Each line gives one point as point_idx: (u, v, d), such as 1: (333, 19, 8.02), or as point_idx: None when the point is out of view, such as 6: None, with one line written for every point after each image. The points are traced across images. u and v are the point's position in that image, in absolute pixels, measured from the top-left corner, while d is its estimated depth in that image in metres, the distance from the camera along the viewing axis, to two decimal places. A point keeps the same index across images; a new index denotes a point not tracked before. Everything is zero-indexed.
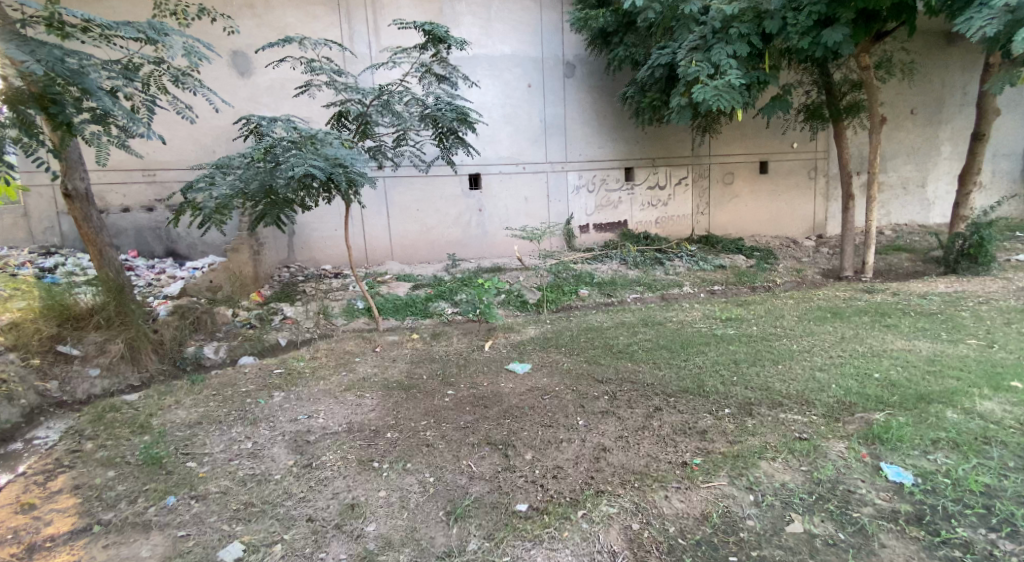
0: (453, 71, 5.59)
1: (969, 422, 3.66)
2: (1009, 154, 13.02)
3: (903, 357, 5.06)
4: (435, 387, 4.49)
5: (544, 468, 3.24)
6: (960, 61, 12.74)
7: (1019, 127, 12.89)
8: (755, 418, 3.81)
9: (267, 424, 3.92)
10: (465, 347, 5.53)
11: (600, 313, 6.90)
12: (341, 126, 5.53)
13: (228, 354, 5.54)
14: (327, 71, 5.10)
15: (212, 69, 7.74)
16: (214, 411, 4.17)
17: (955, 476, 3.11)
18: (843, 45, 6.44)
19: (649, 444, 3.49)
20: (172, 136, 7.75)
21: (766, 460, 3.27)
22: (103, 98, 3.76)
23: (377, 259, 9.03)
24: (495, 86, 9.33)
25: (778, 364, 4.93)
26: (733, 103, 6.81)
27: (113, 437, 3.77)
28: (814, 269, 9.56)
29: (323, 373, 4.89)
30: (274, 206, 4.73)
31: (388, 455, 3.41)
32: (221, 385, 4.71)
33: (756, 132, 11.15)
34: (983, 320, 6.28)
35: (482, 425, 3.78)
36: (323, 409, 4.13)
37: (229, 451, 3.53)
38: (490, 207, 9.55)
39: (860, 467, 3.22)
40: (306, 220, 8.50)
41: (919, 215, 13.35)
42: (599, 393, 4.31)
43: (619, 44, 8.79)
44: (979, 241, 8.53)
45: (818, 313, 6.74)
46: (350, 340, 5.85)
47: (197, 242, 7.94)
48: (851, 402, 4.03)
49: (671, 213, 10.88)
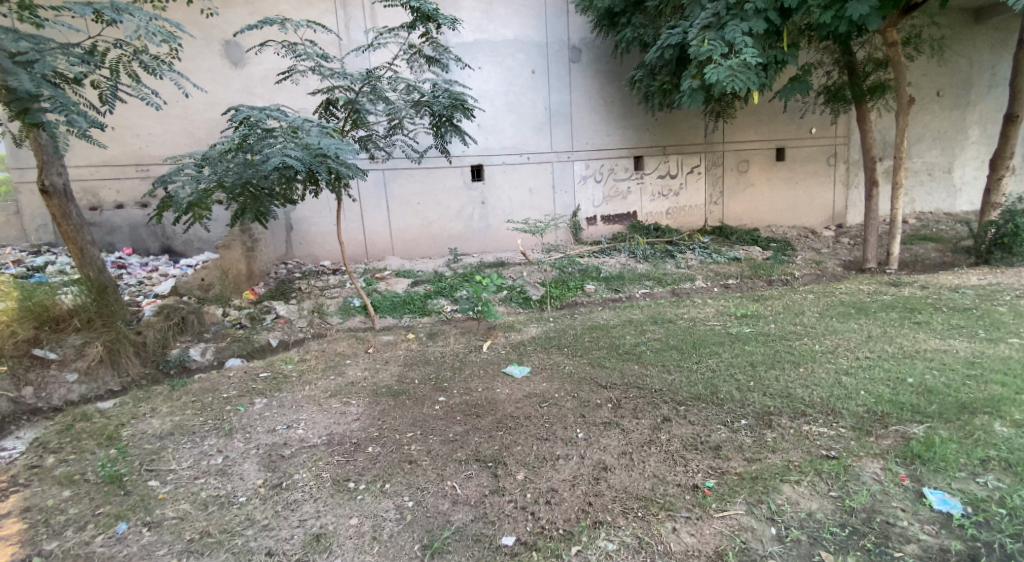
0: (444, 52, 5.23)
1: (1021, 438, 3.29)
2: None
3: (938, 359, 4.64)
4: (426, 393, 4.16)
5: (537, 492, 2.90)
6: (990, 39, 12.06)
7: None
8: (775, 431, 3.46)
9: (242, 435, 3.61)
10: (462, 348, 5.20)
11: (607, 310, 6.51)
12: (330, 115, 5.21)
13: (215, 356, 5.26)
14: (311, 55, 4.77)
15: (205, 60, 7.51)
16: (188, 420, 3.85)
17: (1012, 505, 2.73)
18: (870, 18, 6.01)
19: (657, 462, 3.13)
20: (166, 129, 7.50)
21: (790, 484, 2.91)
22: (22, 78, 3.34)
23: (376, 255, 8.75)
24: (497, 72, 8.97)
25: (800, 367, 4.53)
26: (748, 84, 6.35)
27: (77, 450, 3.50)
28: (834, 261, 9.08)
29: (309, 377, 4.56)
30: (252, 199, 4.38)
31: (366, 473, 3.10)
32: (200, 390, 4.38)
33: (772, 117, 10.64)
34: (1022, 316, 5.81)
35: (472, 438, 3.45)
36: (304, 418, 3.81)
37: (196, 468, 3.24)
38: (493, 199, 9.19)
39: (899, 493, 2.85)
40: (303, 215, 8.22)
41: (946, 203, 12.71)
42: (602, 401, 3.96)
43: (626, 25, 8.35)
44: (1014, 230, 7.99)
45: (841, 309, 6.30)
46: (342, 340, 5.55)
47: (192, 238, 7.69)
48: (883, 412, 3.67)
49: (683, 203, 10.42)
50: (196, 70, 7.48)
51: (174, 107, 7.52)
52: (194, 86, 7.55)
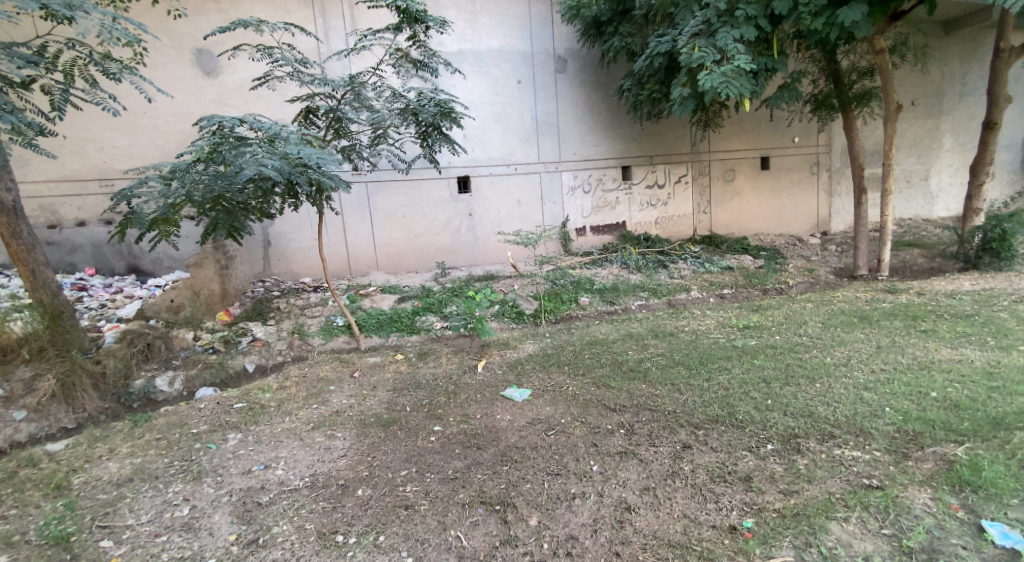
0: (433, 56, 4.90)
1: None
2: (1008, 145, 12.49)
3: (955, 369, 4.39)
4: (419, 423, 3.76)
5: (555, 541, 2.63)
6: (960, 49, 12.17)
7: (1018, 117, 12.40)
8: (806, 456, 3.23)
9: (212, 479, 3.15)
10: (455, 369, 4.82)
11: (605, 323, 6.18)
12: (310, 124, 4.83)
13: (185, 386, 4.79)
14: (289, 60, 4.39)
15: (174, 69, 7.09)
16: (151, 463, 3.38)
17: None
18: (860, 25, 5.88)
19: (684, 499, 2.89)
20: (133, 141, 7.04)
21: (836, 521, 2.75)
22: None
23: (360, 270, 8.32)
24: (483, 82, 8.68)
25: (816, 383, 4.24)
26: (742, 90, 6.11)
27: (18, 504, 3.02)
28: (826, 268, 8.91)
29: (289, 407, 4.12)
30: (226, 214, 3.92)
31: (357, 523, 2.74)
32: (167, 425, 3.89)
33: (759, 126, 10.53)
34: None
35: (474, 474, 3.09)
36: (284, 455, 3.38)
37: (157, 522, 2.81)
38: (481, 211, 8.87)
39: (957, 528, 2.71)
40: (280, 230, 7.80)
41: (924, 209, 12.73)
42: (613, 426, 3.62)
43: (614, 34, 8.15)
44: (1002, 235, 7.88)
45: (844, 318, 6.06)
46: (325, 364, 5.12)
47: (161, 256, 7.21)
48: (915, 432, 3.44)
49: (672, 213, 10.21)
50: (165, 78, 7.06)
51: (141, 118, 7.06)
52: (161, 95, 7.10)
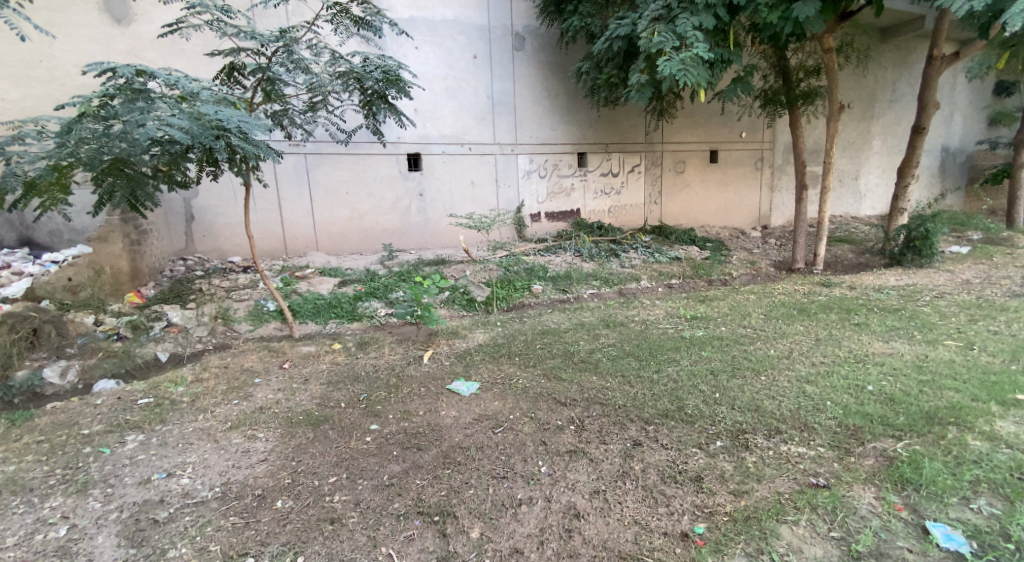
0: (379, 16, 4.47)
1: (997, 454, 3.14)
2: (930, 149, 13.14)
3: (888, 362, 4.47)
4: (355, 421, 3.43)
5: (498, 556, 2.40)
6: (895, 54, 12.67)
7: (940, 124, 13.08)
8: (755, 454, 3.14)
9: (100, 492, 2.73)
10: (398, 359, 4.50)
11: (557, 313, 5.99)
12: (235, 83, 4.35)
13: (80, 378, 4.24)
14: (210, 8, 3.86)
15: (75, 13, 6.30)
16: (27, 471, 2.90)
17: (1014, 538, 2.58)
18: (814, 21, 5.85)
19: (635, 504, 2.73)
20: (24, 94, 6.16)
21: (787, 524, 2.65)
22: None
23: (297, 250, 7.77)
24: (436, 54, 8.22)
25: (761, 375, 4.20)
26: (698, 79, 5.95)
27: None
28: (767, 261, 9.06)
29: (205, 403, 3.69)
30: (127, 180, 3.47)
31: (274, 542, 2.42)
32: (53, 425, 3.39)
33: (709, 119, 10.59)
34: (947, 316, 5.83)
35: (412, 479, 2.83)
36: (192, 461, 2.99)
37: (26, 547, 2.39)
38: (432, 191, 8.47)
39: (903, 529, 2.65)
40: (207, 204, 7.16)
41: (854, 207, 13.27)
42: (563, 422, 3.42)
43: (574, 14, 7.89)
44: (926, 234, 8.22)
45: (784, 310, 6.13)
46: (251, 353, 4.67)
47: (62, 228, 6.47)
48: (856, 426, 3.42)
49: (623, 202, 10.14)
50: (64, 23, 6.26)
51: (35, 68, 6.21)
52: (59, 42, 6.28)
